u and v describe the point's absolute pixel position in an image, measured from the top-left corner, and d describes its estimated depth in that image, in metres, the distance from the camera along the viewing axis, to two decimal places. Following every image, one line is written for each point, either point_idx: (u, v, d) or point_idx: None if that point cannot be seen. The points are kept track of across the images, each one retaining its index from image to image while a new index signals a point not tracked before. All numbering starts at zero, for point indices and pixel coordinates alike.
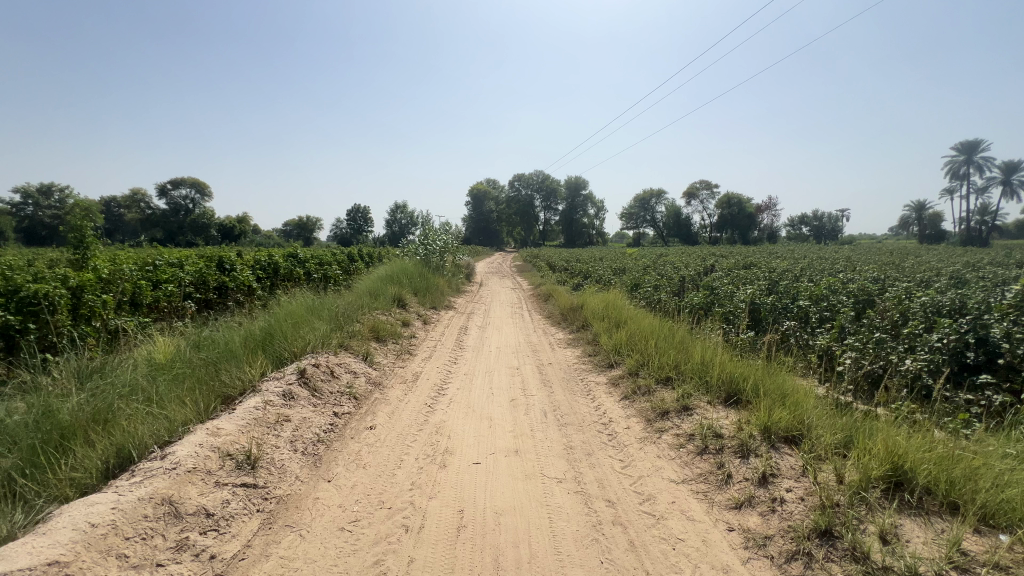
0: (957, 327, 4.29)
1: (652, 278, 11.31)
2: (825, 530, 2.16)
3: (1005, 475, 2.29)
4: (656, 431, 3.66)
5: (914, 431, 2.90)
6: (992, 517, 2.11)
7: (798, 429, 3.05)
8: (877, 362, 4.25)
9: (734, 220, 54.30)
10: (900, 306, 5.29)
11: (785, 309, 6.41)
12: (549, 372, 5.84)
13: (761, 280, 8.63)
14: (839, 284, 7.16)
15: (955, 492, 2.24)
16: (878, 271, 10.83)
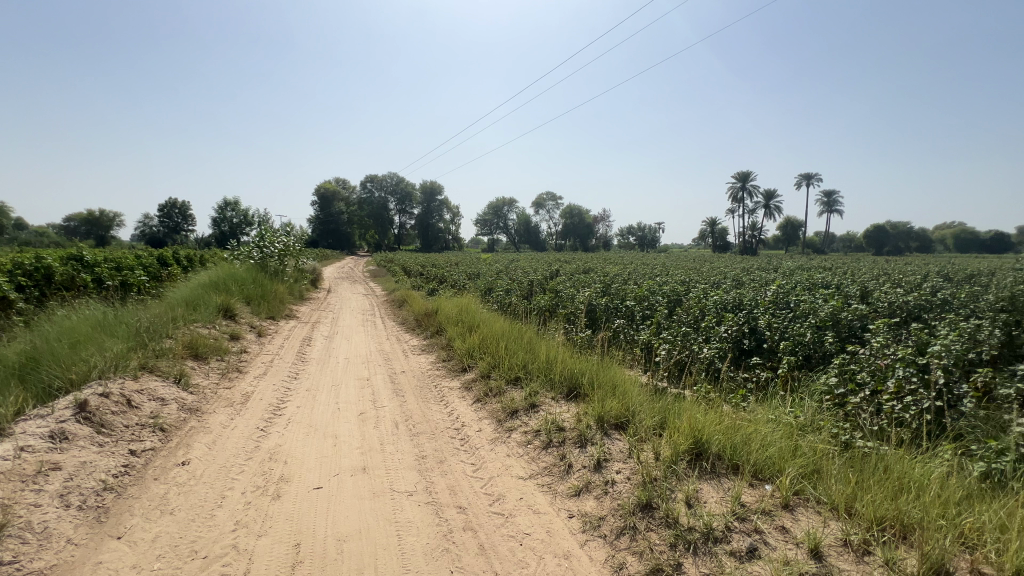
0: (736, 321, 5.36)
1: (505, 283, 11.79)
2: (646, 503, 2.45)
3: (768, 436, 2.90)
4: (506, 430, 3.78)
5: (710, 408, 3.50)
6: (760, 471, 2.63)
7: (625, 416, 3.43)
8: (683, 352, 5.04)
9: (576, 230, 59.87)
10: (699, 304, 6.41)
11: (615, 309, 7.27)
12: (401, 382, 5.64)
13: (597, 284, 9.64)
14: (656, 287, 8.37)
15: (737, 455, 2.75)
16: (685, 275, 12.96)
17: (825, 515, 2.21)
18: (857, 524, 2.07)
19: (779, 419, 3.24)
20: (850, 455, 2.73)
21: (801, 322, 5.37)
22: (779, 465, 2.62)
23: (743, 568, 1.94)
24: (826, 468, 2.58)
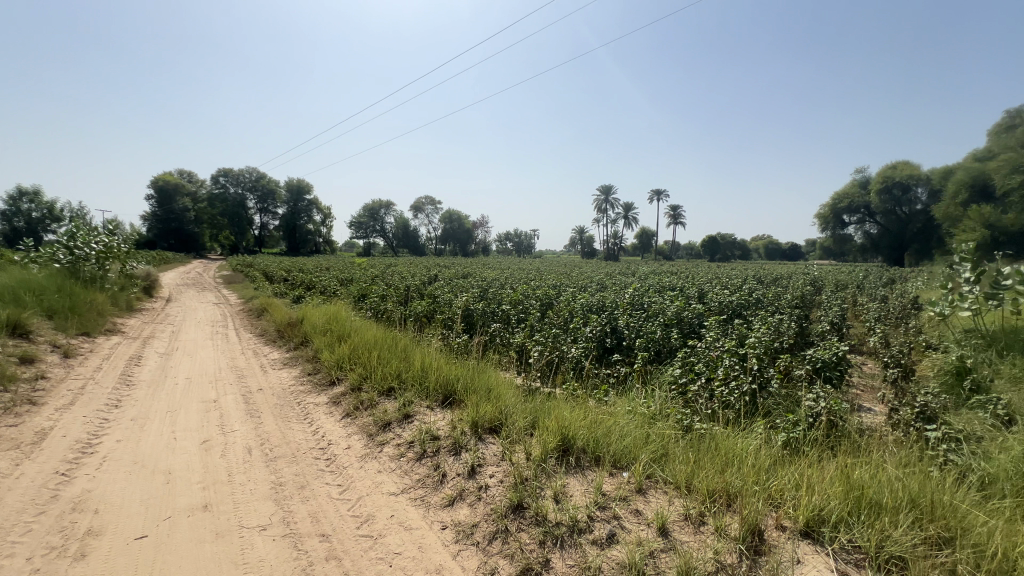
0: (600, 322, 5.81)
1: (380, 288, 11.28)
2: (518, 504, 2.50)
3: (625, 427, 3.17)
4: (378, 444, 3.58)
5: (577, 405, 3.72)
6: (618, 460, 2.86)
7: (499, 419, 3.49)
8: (554, 352, 5.28)
9: (456, 235, 60.05)
10: (568, 306, 6.82)
11: (492, 313, 7.40)
12: (258, 401, 5.03)
13: (474, 289, 9.74)
14: (530, 290, 8.73)
15: (599, 447, 2.95)
16: (556, 279, 13.75)
17: (671, 494, 2.48)
18: (695, 498, 2.35)
19: (635, 411, 3.57)
20: (691, 437, 3.11)
21: (653, 321, 6.03)
22: (635, 453, 2.88)
23: (603, 554, 2.07)
24: (672, 451, 2.90)
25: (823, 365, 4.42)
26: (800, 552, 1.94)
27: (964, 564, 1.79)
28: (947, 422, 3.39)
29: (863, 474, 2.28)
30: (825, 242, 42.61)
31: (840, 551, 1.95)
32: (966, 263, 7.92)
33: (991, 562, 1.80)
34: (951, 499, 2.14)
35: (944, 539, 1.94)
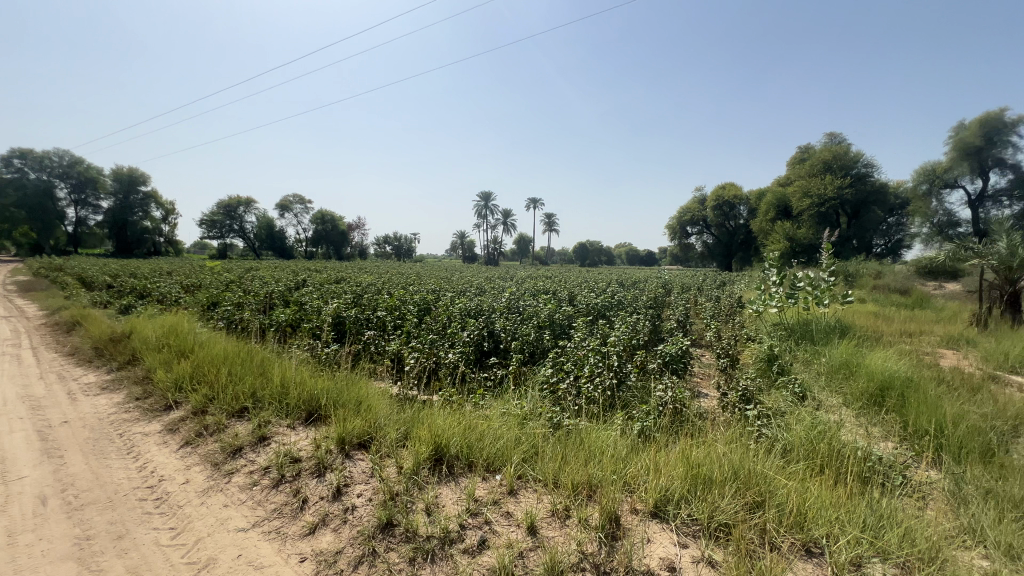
0: (478, 326, 5.83)
1: (234, 295, 9.98)
2: (387, 522, 2.37)
3: (499, 431, 3.21)
4: (224, 474, 3.12)
5: (453, 412, 3.68)
6: (491, 464, 2.89)
7: (369, 433, 3.29)
8: (431, 358, 5.12)
9: (329, 237, 55.84)
10: (445, 311, 6.72)
11: (366, 320, 7.01)
12: (61, 437, 4.06)
13: (347, 295, 9.14)
14: (408, 296, 8.47)
15: (472, 453, 2.94)
16: (436, 284, 13.60)
17: (540, 491, 2.57)
18: (561, 493, 2.47)
19: (509, 412, 3.64)
20: (560, 434, 3.27)
21: (527, 324, 6.25)
22: (507, 456, 2.93)
23: (473, 562, 2.05)
24: (542, 450, 3.01)
25: (670, 358, 5.01)
26: (649, 531, 2.15)
27: (771, 522, 2.15)
28: (760, 401, 4.08)
29: (698, 454, 2.61)
30: (674, 250, 48.78)
31: (681, 525, 2.19)
32: (773, 268, 9.69)
33: (789, 517, 2.18)
34: (762, 467, 2.55)
35: (757, 502, 2.30)
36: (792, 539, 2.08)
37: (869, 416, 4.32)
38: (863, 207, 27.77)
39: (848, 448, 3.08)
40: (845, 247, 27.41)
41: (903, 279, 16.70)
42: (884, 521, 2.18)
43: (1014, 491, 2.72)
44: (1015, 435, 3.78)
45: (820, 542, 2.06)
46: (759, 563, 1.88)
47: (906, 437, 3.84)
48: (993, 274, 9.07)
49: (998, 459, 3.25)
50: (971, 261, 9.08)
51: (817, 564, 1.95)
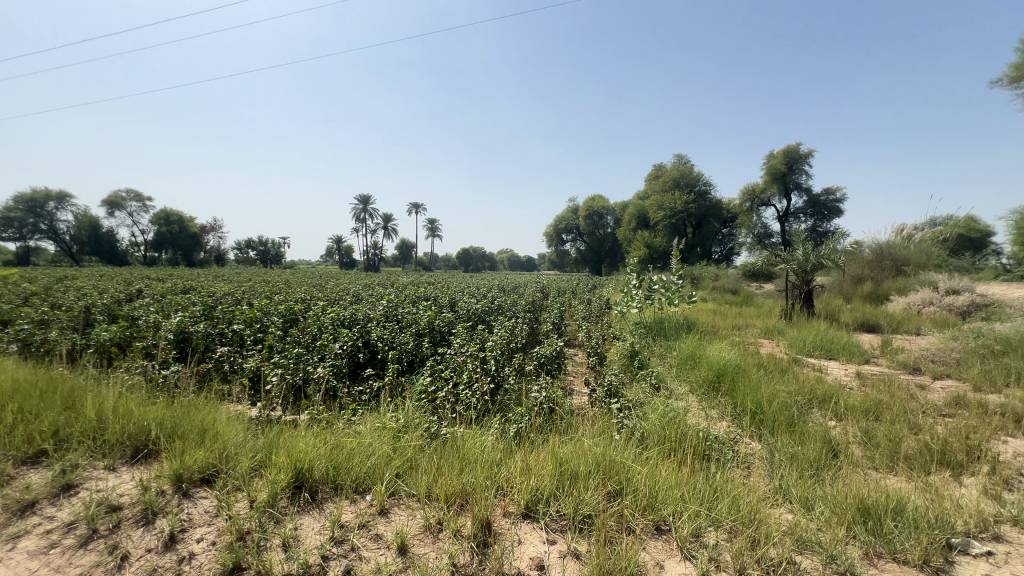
0: (352, 336, 5.47)
1: (35, 311, 8.03)
2: (234, 566, 2.06)
3: (370, 447, 3.04)
4: (6, 538, 2.40)
5: (320, 431, 3.39)
6: (361, 484, 2.73)
7: (214, 467, 2.87)
8: (297, 373, 4.62)
9: (175, 239, 47.83)
10: (315, 321, 6.17)
11: (219, 335, 6.14)
12: None
13: (195, 306, 7.94)
14: (271, 306, 7.64)
15: (340, 475, 2.75)
16: (306, 293, 12.51)
17: (413, 507, 2.48)
18: (435, 506, 2.41)
19: (384, 425, 3.46)
20: (436, 444, 3.20)
21: (406, 332, 6.04)
22: (378, 474, 2.79)
23: None
24: (417, 463, 2.92)
25: (545, 360, 5.24)
26: (520, 533, 2.20)
27: (627, 507, 2.35)
28: (623, 394, 4.46)
29: (566, 451, 2.76)
30: (551, 256, 51.60)
31: (549, 522, 2.29)
32: (634, 273, 10.76)
33: (643, 500, 2.41)
34: (621, 456, 2.77)
35: (617, 490, 2.50)
36: (645, 520, 2.30)
37: (708, 400, 4.99)
38: (704, 220, 32.34)
39: (691, 430, 3.50)
40: (691, 253, 31.61)
41: (733, 281, 19.80)
42: (716, 492, 2.52)
43: (808, 453, 3.34)
44: (809, 406, 4.67)
45: (668, 519, 2.31)
46: (617, 547, 2.03)
47: (736, 416, 4.51)
48: (794, 276, 11.20)
49: (798, 427, 3.97)
50: (779, 265, 11.11)
51: (665, 540, 2.18)
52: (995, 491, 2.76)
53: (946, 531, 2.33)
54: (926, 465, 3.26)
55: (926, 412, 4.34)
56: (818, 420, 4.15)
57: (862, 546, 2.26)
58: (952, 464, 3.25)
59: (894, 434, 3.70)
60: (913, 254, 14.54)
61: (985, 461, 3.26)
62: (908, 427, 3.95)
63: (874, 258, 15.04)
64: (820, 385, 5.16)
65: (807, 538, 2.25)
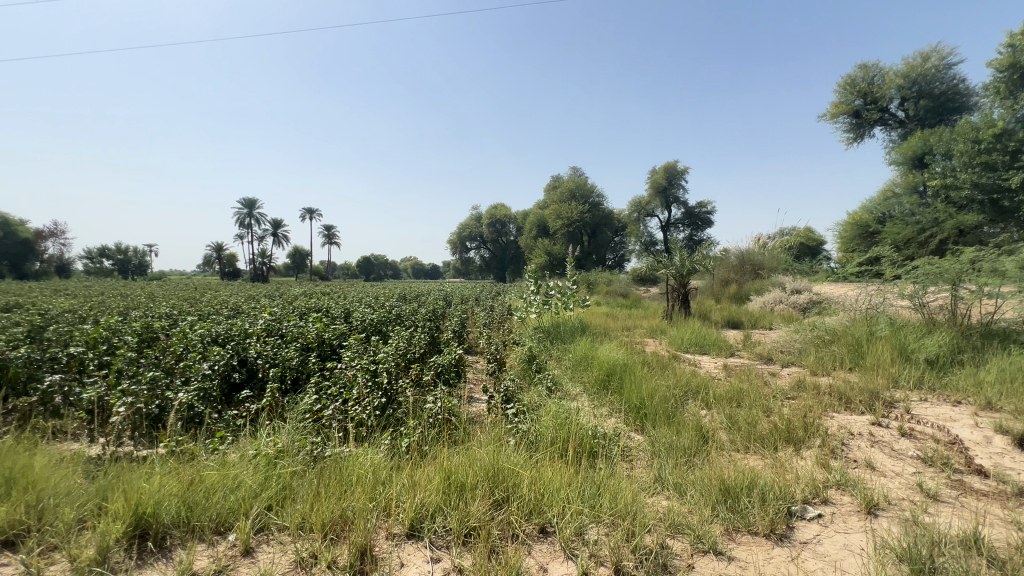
0: (225, 353, 4.84)
1: None
2: None
3: (237, 479, 2.71)
4: None
5: (175, 466, 2.93)
6: (223, 523, 2.43)
7: (24, 523, 2.34)
8: (153, 400, 3.94)
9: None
10: (179, 338, 5.36)
11: (50, 361, 5.07)
12: None
13: (17, 327, 6.50)
14: (122, 323, 6.51)
15: (196, 515, 2.42)
16: (173, 307, 10.98)
17: (284, 542, 2.26)
18: (309, 538, 2.22)
19: (257, 451, 3.10)
20: (317, 466, 2.95)
21: (290, 346, 5.52)
22: (244, 509, 2.50)
23: None
24: (293, 491, 2.67)
25: (443, 369, 5.11)
26: (403, 555, 2.12)
27: (514, 514, 2.38)
28: (519, 399, 4.50)
29: (454, 462, 2.72)
30: (455, 264, 51.38)
31: (435, 540, 2.24)
32: (533, 279, 11.10)
33: (529, 505, 2.46)
34: (509, 462, 2.80)
35: (504, 497, 2.53)
36: (531, 524, 2.35)
37: (599, 399, 5.25)
38: (598, 229, 34.49)
39: (580, 429, 3.63)
40: (587, 260, 33.46)
41: (624, 286, 21.31)
42: (598, 487, 2.64)
43: (683, 442, 3.64)
44: (685, 398, 5.13)
45: (552, 521, 2.38)
46: (500, 556, 2.04)
47: (623, 412, 4.79)
48: (673, 280, 12.35)
49: (676, 418, 4.32)
50: (660, 271, 12.17)
51: (550, 542, 2.24)
52: (824, 460, 3.24)
53: (789, 501, 2.67)
54: (776, 443, 3.72)
55: (775, 396, 4.99)
56: (692, 410, 4.56)
57: (723, 523, 2.49)
58: (794, 441, 3.76)
59: (751, 417, 4.19)
60: (768, 259, 16.87)
61: (818, 435, 3.82)
62: (762, 410, 4.50)
63: (737, 263, 17.17)
64: (694, 378, 5.71)
65: (679, 522, 2.42)
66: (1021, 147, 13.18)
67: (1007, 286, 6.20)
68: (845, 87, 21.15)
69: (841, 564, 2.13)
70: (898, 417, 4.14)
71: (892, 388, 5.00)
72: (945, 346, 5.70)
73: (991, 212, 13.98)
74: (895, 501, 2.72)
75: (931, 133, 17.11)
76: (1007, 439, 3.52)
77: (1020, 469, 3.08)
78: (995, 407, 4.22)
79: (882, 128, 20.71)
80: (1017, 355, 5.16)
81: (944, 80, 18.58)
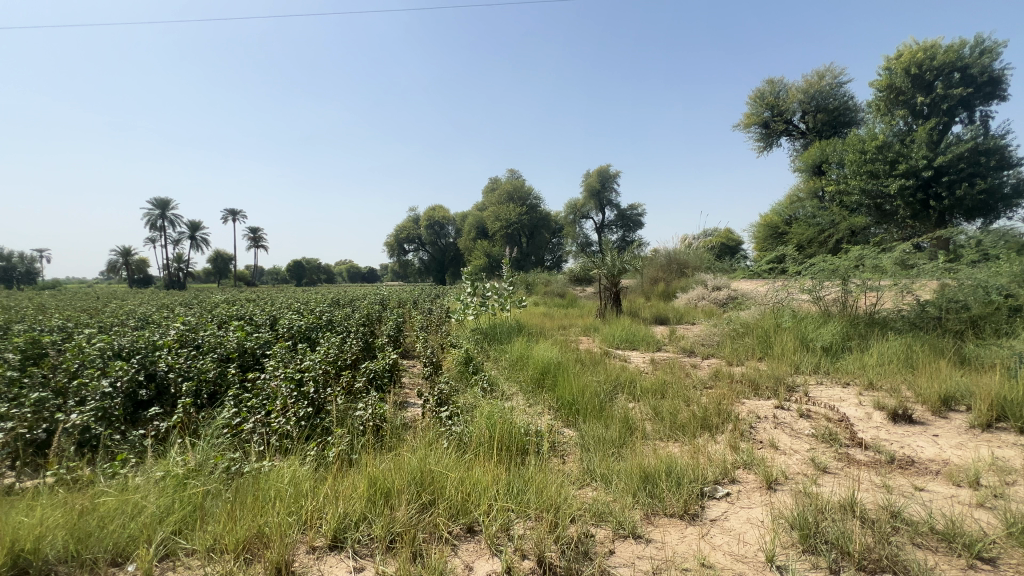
0: (130, 368, 4.39)
1: None
2: None
3: (139, 505, 2.51)
4: None
5: (64, 495, 2.64)
6: (121, 553, 2.24)
7: None
8: (39, 424, 3.50)
9: None
10: (73, 354, 4.80)
11: None
12: None
13: None
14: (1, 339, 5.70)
15: (89, 548, 2.21)
16: (68, 319, 9.81)
17: (192, 567, 2.13)
18: (221, 560, 2.11)
19: (166, 472, 2.85)
20: (233, 483, 2.78)
21: (206, 358, 5.12)
22: (147, 535, 2.32)
23: None
24: (205, 512, 2.51)
25: (375, 374, 4.98)
26: (324, 567, 2.08)
27: (440, 516, 2.41)
28: (453, 401, 4.48)
29: (380, 468, 2.69)
30: (392, 267, 50.11)
31: (358, 549, 2.21)
32: (469, 281, 11.09)
33: (455, 506, 2.49)
34: (438, 465, 2.82)
35: (430, 500, 2.55)
36: (458, 525, 2.40)
37: (534, 397, 5.35)
38: (536, 231, 35.02)
39: (512, 427, 3.70)
40: (526, 261, 33.87)
41: (562, 286, 21.83)
42: (525, 483, 2.72)
43: (610, 434, 3.80)
44: (615, 391, 5.36)
45: (479, 519, 2.43)
46: (424, 559, 2.06)
47: (556, 409, 4.92)
48: (605, 279, 12.83)
49: (606, 411, 4.50)
50: (594, 270, 12.59)
51: (477, 541, 2.29)
52: (735, 443, 3.52)
53: (702, 483, 2.87)
54: (694, 430, 3.98)
55: (695, 387, 5.35)
56: (620, 403, 4.77)
57: (643, 508, 2.64)
58: (710, 427, 4.05)
59: (674, 407, 4.46)
60: (692, 259, 18.01)
61: (730, 420, 4.14)
62: (683, 400, 4.80)
63: (665, 263, 18.15)
64: (622, 373, 5.98)
65: (603, 510, 2.54)
66: (898, 157, 14.89)
67: (885, 280, 7.12)
68: (756, 100, 22.99)
69: (744, 536, 2.32)
70: (798, 399, 4.59)
71: (794, 374, 5.53)
72: (837, 334, 6.41)
73: (876, 215, 16.21)
74: (792, 476, 3.02)
75: (826, 144, 19.02)
76: (883, 413, 4.02)
77: (892, 440, 3.53)
78: (875, 386, 4.80)
79: (787, 139, 22.80)
80: (893, 340, 5.90)
81: (837, 97, 20.76)
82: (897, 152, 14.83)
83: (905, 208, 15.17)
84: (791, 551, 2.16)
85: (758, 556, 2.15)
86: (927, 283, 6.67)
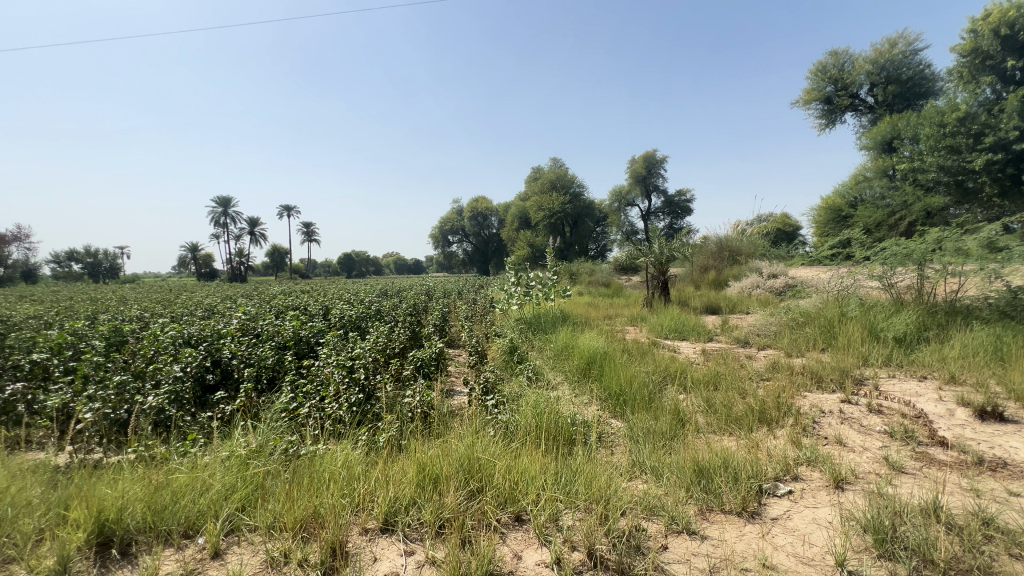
0: (198, 355, 4.67)
1: None
2: None
3: (207, 482, 2.67)
4: None
5: (142, 471, 2.85)
6: (192, 526, 2.40)
7: None
8: (121, 405, 3.79)
9: None
10: (150, 341, 5.17)
11: (13, 368, 4.76)
12: None
13: None
14: (89, 327, 6.23)
15: (163, 520, 2.38)
16: (146, 309, 10.68)
17: (255, 542, 2.25)
18: (281, 537, 2.21)
19: (230, 452, 3.00)
20: (290, 464, 2.91)
21: (265, 345, 5.40)
22: (215, 511, 2.47)
23: None
24: (266, 492, 2.64)
25: (422, 362, 5.05)
26: (376, 550, 2.14)
27: (488, 504, 2.41)
28: (498, 390, 4.46)
29: (429, 455, 2.73)
30: (439, 258, 51.10)
31: (408, 533, 2.26)
32: (513, 271, 11.09)
33: (504, 494, 2.49)
34: (484, 452, 2.82)
35: (478, 487, 2.56)
36: (506, 514, 2.39)
37: (579, 387, 5.27)
38: (580, 220, 34.50)
39: (559, 418, 3.66)
40: (569, 250, 33.53)
41: (606, 276, 21.50)
42: (574, 473, 2.69)
43: (661, 426, 3.67)
44: (663, 382, 5.19)
45: (527, 509, 2.42)
46: (472, 546, 2.07)
47: (603, 399, 4.82)
48: (653, 269, 12.43)
49: (654, 403, 4.36)
50: (641, 259, 12.20)
51: (525, 530, 2.27)
52: (796, 438, 3.32)
53: (760, 479, 2.72)
54: (751, 424, 3.78)
55: (751, 379, 5.09)
56: (670, 394, 4.61)
57: (698, 504, 2.53)
58: (768, 421, 3.84)
59: (727, 400, 4.25)
60: (745, 246, 17.18)
61: (791, 414, 3.91)
62: (738, 392, 4.57)
63: (716, 250, 17.43)
64: (672, 363, 5.78)
65: (654, 505, 2.45)
66: (984, 129, 13.44)
67: (969, 264, 6.42)
68: (818, 74, 21.44)
69: (809, 538, 2.18)
70: (867, 394, 4.27)
71: (863, 367, 5.15)
72: (911, 324, 5.90)
73: (956, 194, 14.67)
74: (861, 475, 2.80)
75: (899, 118, 17.46)
76: (969, 411, 3.66)
77: (980, 439, 3.20)
78: (958, 380, 4.37)
79: (853, 114, 21.16)
80: (978, 330, 5.37)
81: (911, 66, 18.99)
82: (983, 124, 13.42)
83: (992, 185, 13.73)
84: (865, 556, 2.00)
85: (826, 559, 2.01)
86: (1020, 268, 5.99)
